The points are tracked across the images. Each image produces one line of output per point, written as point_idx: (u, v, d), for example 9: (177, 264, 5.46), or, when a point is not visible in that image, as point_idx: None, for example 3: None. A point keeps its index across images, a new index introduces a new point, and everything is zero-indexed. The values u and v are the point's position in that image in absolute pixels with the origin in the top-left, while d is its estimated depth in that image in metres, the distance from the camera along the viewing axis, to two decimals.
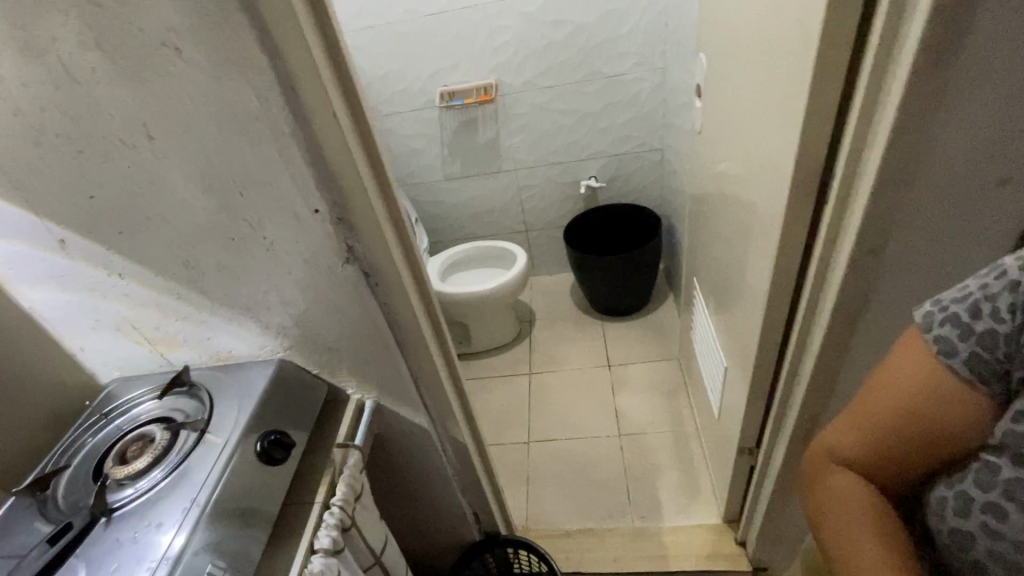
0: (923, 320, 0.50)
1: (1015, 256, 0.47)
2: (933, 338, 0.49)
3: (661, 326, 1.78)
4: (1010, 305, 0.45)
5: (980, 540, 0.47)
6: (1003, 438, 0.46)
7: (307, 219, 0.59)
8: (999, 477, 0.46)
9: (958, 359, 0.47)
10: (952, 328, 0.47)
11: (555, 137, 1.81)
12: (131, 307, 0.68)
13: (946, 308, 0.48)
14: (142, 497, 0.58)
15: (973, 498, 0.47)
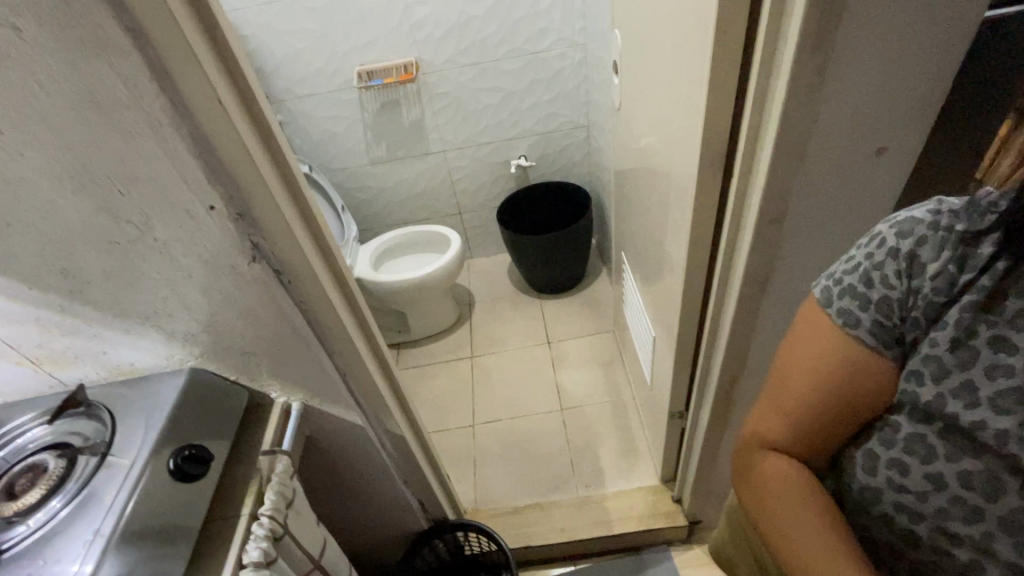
0: (825, 294, 0.53)
1: (887, 223, 0.51)
2: (836, 312, 0.52)
3: (596, 300, 1.82)
4: (896, 271, 0.48)
5: (887, 494, 0.53)
6: (902, 397, 0.50)
7: (203, 216, 0.54)
8: (899, 435, 0.51)
9: (862, 328, 0.50)
10: (851, 299, 0.51)
11: (482, 117, 1.78)
12: (3, 326, 0.60)
13: (840, 278, 0.52)
14: (36, 534, 0.53)
15: (878, 456, 0.53)
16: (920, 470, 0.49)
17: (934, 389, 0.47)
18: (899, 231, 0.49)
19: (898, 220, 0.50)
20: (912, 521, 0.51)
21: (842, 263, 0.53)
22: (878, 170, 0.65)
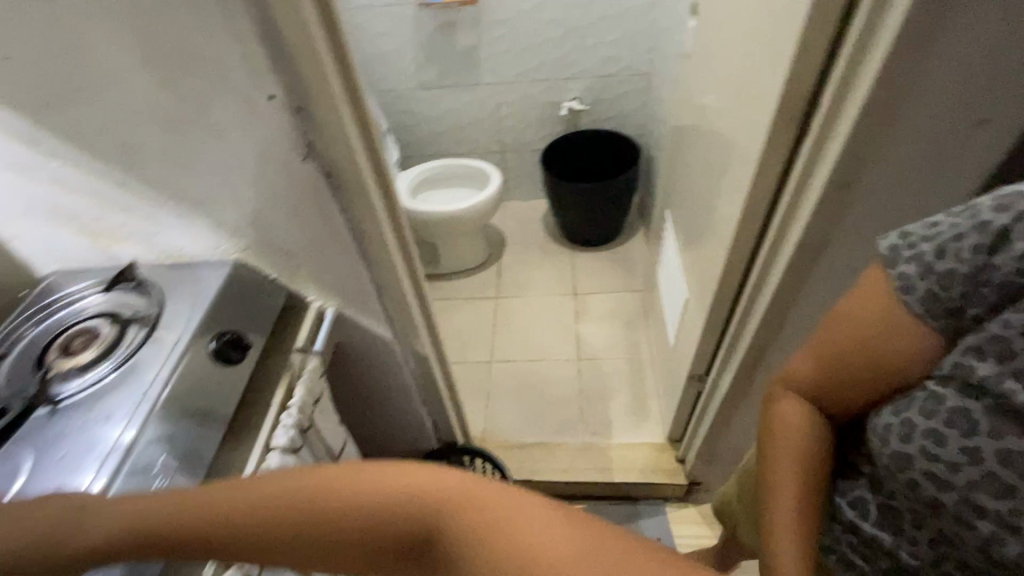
0: (890, 253, 0.52)
1: (990, 197, 0.47)
2: (896, 275, 0.51)
3: (629, 258, 1.79)
4: (975, 245, 0.46)
5: (918, 463, 0.49)
6: (950, 369, 0.49)
7: (263, 105, 0.54)
8: (943, 406, 0.48)
9: (913, 296, 0.50)
10: (913, 265, 0.50)
11: (540, 51, 1.70)
12: (63, 192, 0.62)
13: (910, 245, 0.51)
14: (89, 389, 0.56)
15: (915, 425, 0.50)
16: (960, 440, 0.47)
17: (994, 365, 0.45)
18: (999, 203, 0.46)
19: (1005, 194, 0.46)
20: (939, 491, 0.48)
21: (918, 227, 0.51)
22: (968, 145, 0.60)
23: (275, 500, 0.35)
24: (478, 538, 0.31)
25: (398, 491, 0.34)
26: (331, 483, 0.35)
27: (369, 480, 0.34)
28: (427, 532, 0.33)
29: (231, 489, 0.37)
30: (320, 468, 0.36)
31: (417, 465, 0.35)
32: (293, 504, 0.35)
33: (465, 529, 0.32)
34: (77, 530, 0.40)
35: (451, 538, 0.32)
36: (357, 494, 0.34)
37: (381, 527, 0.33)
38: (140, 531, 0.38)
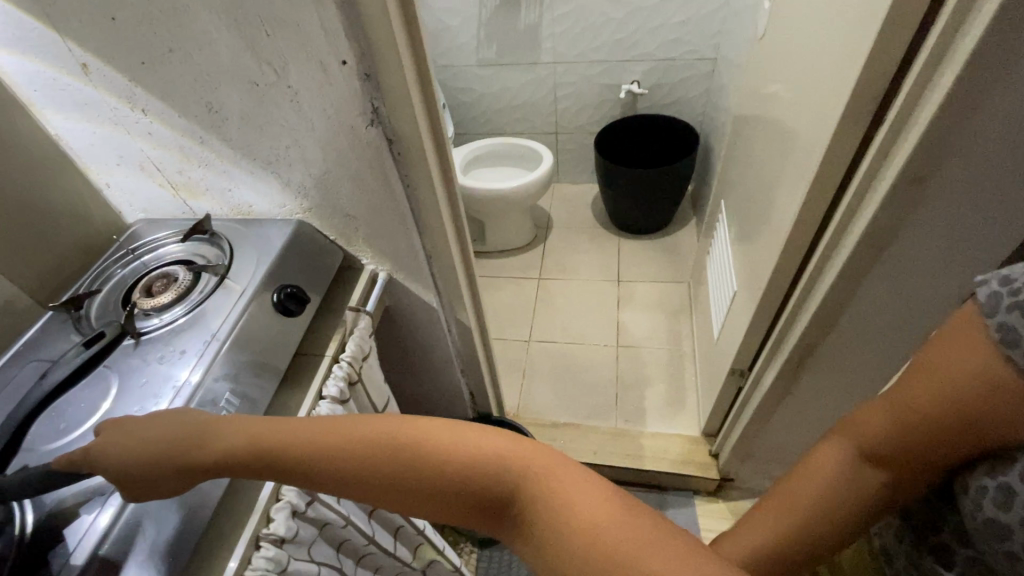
0: (989, 300, 0.43)
1: None
2: (998, 326, 0.42)
3: (677, 248, 1.76)
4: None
5: (1017, 534, 0.43)
6: None
7: (335, 69, 0.55)
8: None
9: (1019, 351, 0.41)
10: (1022, 315, 0.40)
11: (602, 32, 1.66)
12: (153, 146, 0.68)
13: (1014, 292, 0.41)
14: (167, 327, 0.62)
15: (1016, 492, 0.43)
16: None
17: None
18: None
19: None
20: None
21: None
22: None
23: (387, 445, 0.41)
24: (564, 502, 0.37)
25: (495, 453, 0.40)
26: (436, 437, 0.41)
27: (468, 443, 0.40)
28: (513, 489, 0.39)
29: (345, 429, 0.43)
30: (425, 427, 0.42)
31: (507, 433, 0.41)
32: (404, 447, 0.41)
33: (549, 489, 0.38)
34: (191, 442, 0.44)
35: (538, 497, 0.38)
36: (459, 451, 0.40)
37: (476, 479, 0.39)
38: (255, 451, 0.43)
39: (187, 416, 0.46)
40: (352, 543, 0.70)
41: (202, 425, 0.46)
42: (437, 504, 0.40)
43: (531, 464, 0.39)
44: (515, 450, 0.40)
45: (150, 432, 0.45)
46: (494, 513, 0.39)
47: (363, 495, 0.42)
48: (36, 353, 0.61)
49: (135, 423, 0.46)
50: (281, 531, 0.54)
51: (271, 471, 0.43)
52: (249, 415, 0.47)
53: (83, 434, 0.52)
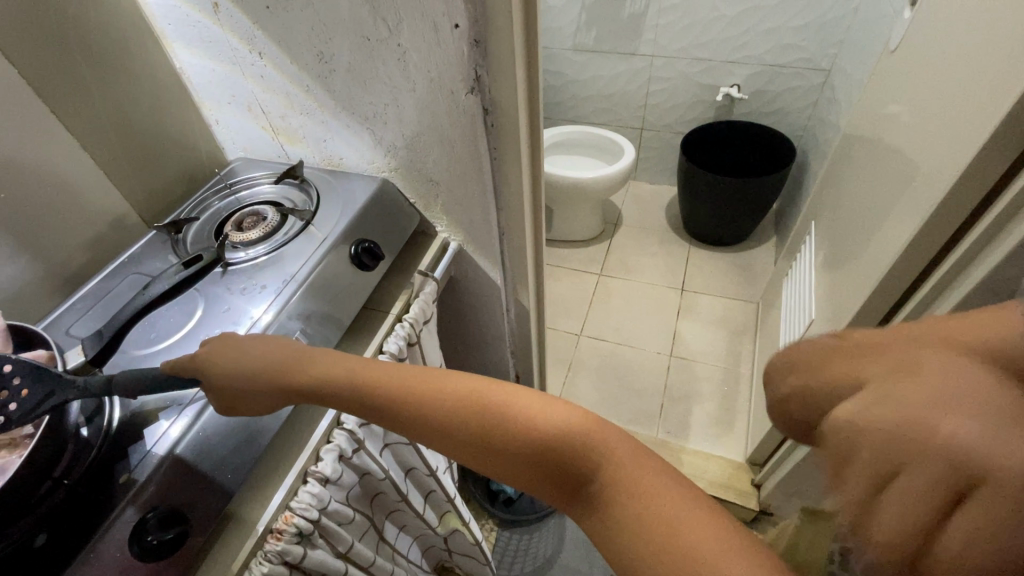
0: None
1: None
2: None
3: (751, 266, 1.67)
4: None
5: None
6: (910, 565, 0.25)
7: (446, 32, 0.55)
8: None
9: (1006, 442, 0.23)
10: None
11: (708, 29, 1.58)
12: (262, 89, 0.72)
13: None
14: (251, 263, 0.65)
15: None
16: None
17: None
18: None
19: None
20: None
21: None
22: None
23: (473, 404, 0.43)
24: (640, 492, 0.36)
25: (580, 436, 0.39)
26: (516, 406, 0.42)
27: (546, 415, 0.41)
28: (589, 467, 0.39)
29: (432, 384, 0.45)
30: (505, 393, 0.43)
31: (584, 411, 0.42)
32: (485, 409, 0.43)
33: (629, 473, 0.37)
34: (289, 365, 0.48)
35: (614, 478, 0.38)
36: (537, 421, 0.41)
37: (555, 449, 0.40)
38: (349, 385, 0.46)
39: (286, 340, 0.50)
40: (385, 496, 0.72)
41: (300, 353, 0.49)
42: (510, 467, 0.41)
43: (610, 446, 0.39)
44: (597, 429, 0.40)
45: (253, 350, 0.49)
46: (567, 488, 0.39)
47: (440, 444, 0.44)
48: (137, 267, 0.67)
49: (240, 340, 0.50)
50: (327, 471, 0.56)
51: (356, 405, 0.46)
52: (341, 352, 0.50)
53: (150, 359, 0.55)
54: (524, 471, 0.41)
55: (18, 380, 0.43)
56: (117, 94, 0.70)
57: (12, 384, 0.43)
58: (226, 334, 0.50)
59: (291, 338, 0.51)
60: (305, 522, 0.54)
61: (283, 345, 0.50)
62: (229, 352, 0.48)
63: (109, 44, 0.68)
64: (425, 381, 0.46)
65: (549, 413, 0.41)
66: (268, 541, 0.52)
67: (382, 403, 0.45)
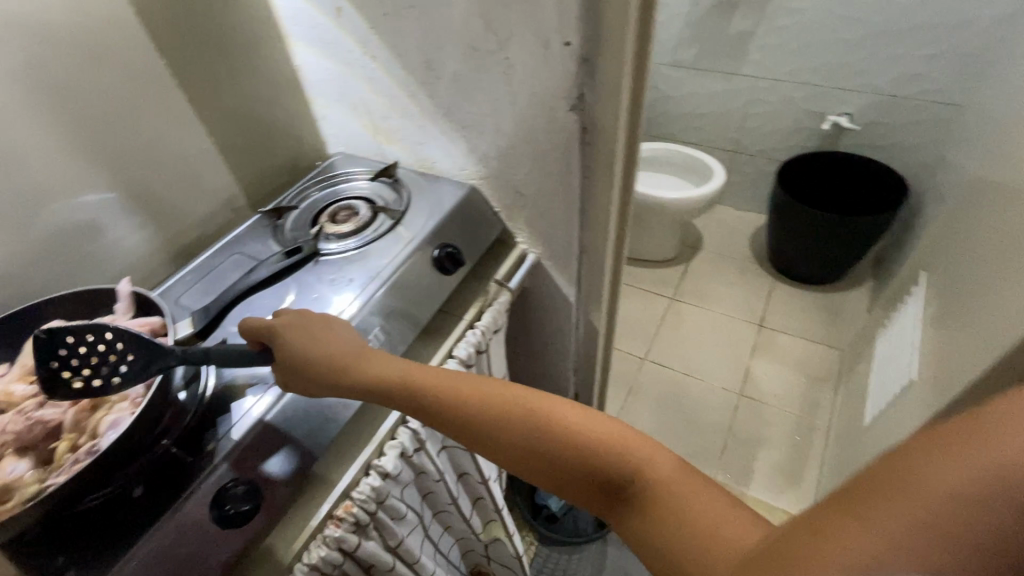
0: None
1: None
2: None
3: (841, 310, 1.54)
4: None
5: None
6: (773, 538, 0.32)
7: (556, 49, 0.55)
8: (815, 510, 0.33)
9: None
10: None
11: (822, 52, 1.49)
12: (370, 91, 0.75)
13: None
14: (341, 255, 0.68)
15: None
16: None
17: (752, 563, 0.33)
18: None
19: None
20: None
21: None
22: None
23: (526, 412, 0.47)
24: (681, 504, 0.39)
25: (621, 445, 0.43)
26: (564, 418, 0.46)
27: (584, 421, 0.45)
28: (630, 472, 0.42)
29: (483, 388, 0.49)
30: (546, 397, 0.48)
31: (612, 418, 0.46)
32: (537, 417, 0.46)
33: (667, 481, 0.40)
34: (352, 359, 0.52)
35: (659, 483, 0.40)
36: (579, 425, 0.45)
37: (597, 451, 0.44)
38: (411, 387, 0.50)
39: (346, 332, 0.54)
40: (436, 497, 0.73)
41: (360, 350, 0.53)
42: (558, 469, 0.45)
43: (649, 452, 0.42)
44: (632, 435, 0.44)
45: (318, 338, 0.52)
46: (609, 496, 0.43)
47: (491, 446, 0.48)
48: (241, 247, 0.72)
49: (319, 329, 0.53)
50: (389, 467, 0.58)
51: (416, 403, 0.50)
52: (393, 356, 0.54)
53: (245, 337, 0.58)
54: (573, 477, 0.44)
55: (122, 348, 0.48)
56: (242, 87, 0.76)
57: (116, 347, 0.48)
58: (307, 319, 0.54)
59: (350, 330, 0.55)
60: (363, 513, 0.55)
61: (344, 337, 0.54)
62: (303, 338, 0.52)
63: (240, 39, 0.74)
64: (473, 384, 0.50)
65: (592, 424, 0.45)
66: (327, 526, 0.54)
67: (438, 403, 0.49)
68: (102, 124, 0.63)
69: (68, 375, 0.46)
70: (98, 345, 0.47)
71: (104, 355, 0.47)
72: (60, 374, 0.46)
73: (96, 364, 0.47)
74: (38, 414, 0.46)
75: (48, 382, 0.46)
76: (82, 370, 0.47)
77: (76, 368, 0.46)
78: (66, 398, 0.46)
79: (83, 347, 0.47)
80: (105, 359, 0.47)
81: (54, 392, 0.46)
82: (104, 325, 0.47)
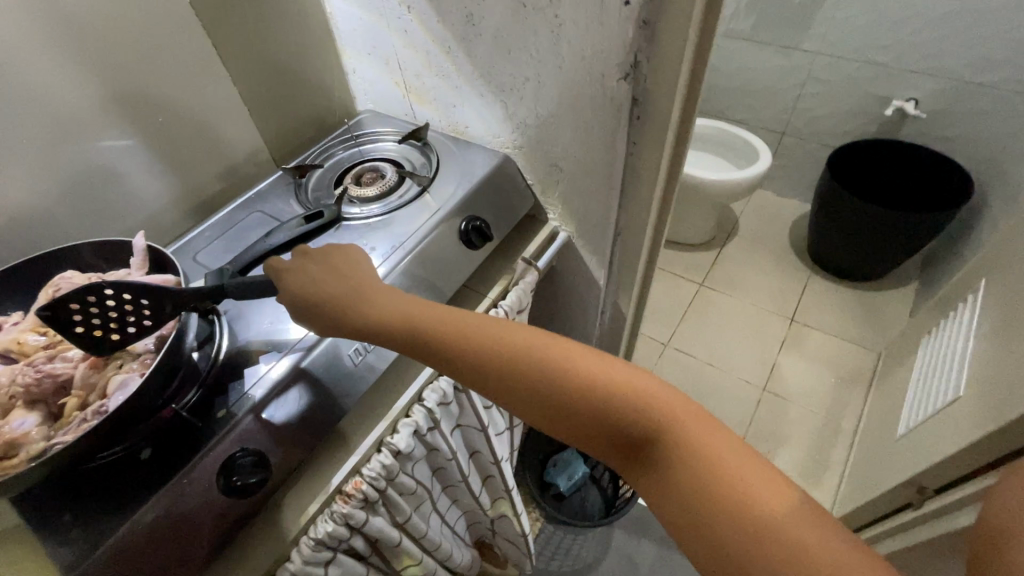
0: None
1: None
2: None
3: (881, 309, 1.46)
4: None
5: None
6: None
7: (614, 9, 0.49)
8: None
9: None
10: None
11: (894, 29, 1.36)
12: (403, 45, 0.70)
13: None
14: (363, 221, 0.65)
15: None
16: None
17: None
18: None
19: None
20: None
21: None
22: None
23: (536, 356, 0.44)
24: (709, 459, 0.37)
25: (635, 393, 0.41)
26: (575, 362, 0.43)
27: (596, 366, 0.43)
28: (651, 427, 0.40)
29: (498, 332, 0.46)
30: (555, 340, 0.45)
31: (627, 365, 0.43)
32: (546, 361, 0.44)
33: (691, 437, 0.38)
34: (354, 297, 0.50)
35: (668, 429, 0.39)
36: (592, 368, 0.43)
37: (619, 404, 0.41)
38: (411, 327, 0.48)
39: (362, 259, 0.54)
40: (447, 473, 0.72)
41: (369, 283, 0.51)
42: (568, 414, 0.42)
43: (666, 403, 0.40)
44: (647, 384, 0.41)
45: (322, 276, 0.51)
46: (624, 444, 0.41)
47: (497, 391, 0.45)
48: (262, 205, 0.69)
49: (339, 262, 0.53)
50: (401, 445, 0.56)
51: (418, 343, 0.47)
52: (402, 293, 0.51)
53: (269, 316, 0.57)
54: (587, 427, 0.42)
55: (130, 295, 0.45)
56: (272, 34, 0.72)
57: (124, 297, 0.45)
58: (326, 252, 0.53)
59: (366, 260, 0.55)
60: (373, 490, 0.54)
61: (346, 267, 0.52)
62: (310, 271, 0.51)
63: None
64: (485, 325, 0.47)
65: (605, 369, 0.43)
66: (336, 501, 0.53)
67: (440, 345, 0.46)
68: (123, 66, 0.60)
69: (102, 333, 0.45)
70: (109, 300, 0.44)
71: (123, 306, 0.45)
72: (95, 334, 0.45)
73: (120, 316, 0.46)
74: (49, 367, 0.45)
75: (86, 341, 0.45)
76: (111, 323, 0.46)
77: (102, 324, 0.45)
78: (103, 350, 0.46)
79: (94, 307, 0.44)
80: (124, 309, 0.45)
81: (99, 346, 0.46)
82: (96, 284, 0.43)
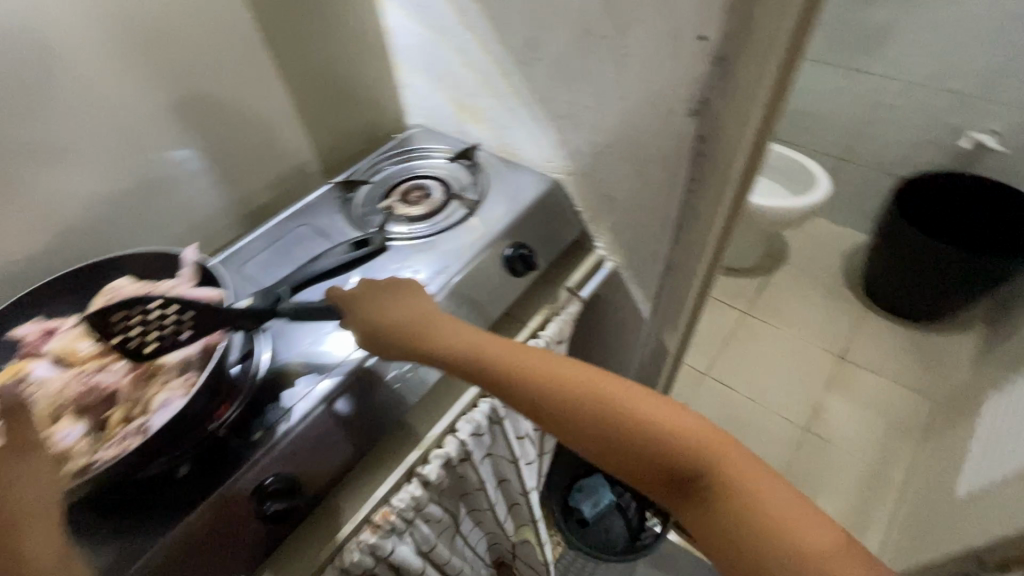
0: None
1: None
2: None
3: (941, 354, 1.37)
4: None
5: None
6: None
7: (686, 43, 0.46)
8: None
9: None
10: None
11: (975, 56, 1.28)
12: (461, 65, 0.68)
13: None
14: (407, 241, 0.64)
15: None
16: None
17: None
18: None
19: None
20: None
21: None
22: None
23: (596, 398, 0.42)
24: (782, 523, 0.34)
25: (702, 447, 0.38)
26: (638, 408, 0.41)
27: (660, 413, 0.40)
28: (719, 485, 0.36)
29: (547, 363, 0.45)
30: (617, 383, 0.43)
31: (693, 415, 0.40)
32: (607, 405, 0.41)
33: (756, 490, 0.35)
34: (415, 324, 0.50)
35: (739, 490, 0.36)
36: (656, 416, 0.40)
37: (679, 452, 0.38)
38: (469, 357, 0.47)
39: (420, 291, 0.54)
40: (474, 500, 0.71)
41: (426, 311, 0.51)
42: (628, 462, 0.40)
43: (735, 461, 0.37)
44: (715, 439, 0.38)
45: (384, 304, 0.52)
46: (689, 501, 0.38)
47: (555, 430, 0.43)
48: (308, 220, 0.69)
49: (407, 290, 0.54)
50: (431, 476, 0.55)
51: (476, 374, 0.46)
52: (459, 322, 0.51)
53: (309, 336, 0.57)
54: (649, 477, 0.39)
55: (176, 307, 0.46)
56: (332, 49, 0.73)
57: (173, 310, 0.46)
58: (392, 279, 0.54)
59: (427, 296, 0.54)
60: (401, 521, 0.53)
61: (408, 296, 0.53)
62: (371, 298, 0.52)
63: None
64: (543, 361, 0.45)
65: (670, 418, 0.40)
66: (364, 529, 0.52)
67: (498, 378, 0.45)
68: (186, 78, 0.61)
69: (138, 344, 0.45)
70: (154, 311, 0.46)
71: (165, 318, 0.46)
72: (132, 346, 0.45)
73: (160, 331, 0.46)
74: (97, 377, 0.46)
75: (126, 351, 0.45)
76: (152, 337, 0.46)
77: (142, 337, 0.45)
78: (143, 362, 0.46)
79: (138, 317, 0.46)
80: (166, 321, 0.46)
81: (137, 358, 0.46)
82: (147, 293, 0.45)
